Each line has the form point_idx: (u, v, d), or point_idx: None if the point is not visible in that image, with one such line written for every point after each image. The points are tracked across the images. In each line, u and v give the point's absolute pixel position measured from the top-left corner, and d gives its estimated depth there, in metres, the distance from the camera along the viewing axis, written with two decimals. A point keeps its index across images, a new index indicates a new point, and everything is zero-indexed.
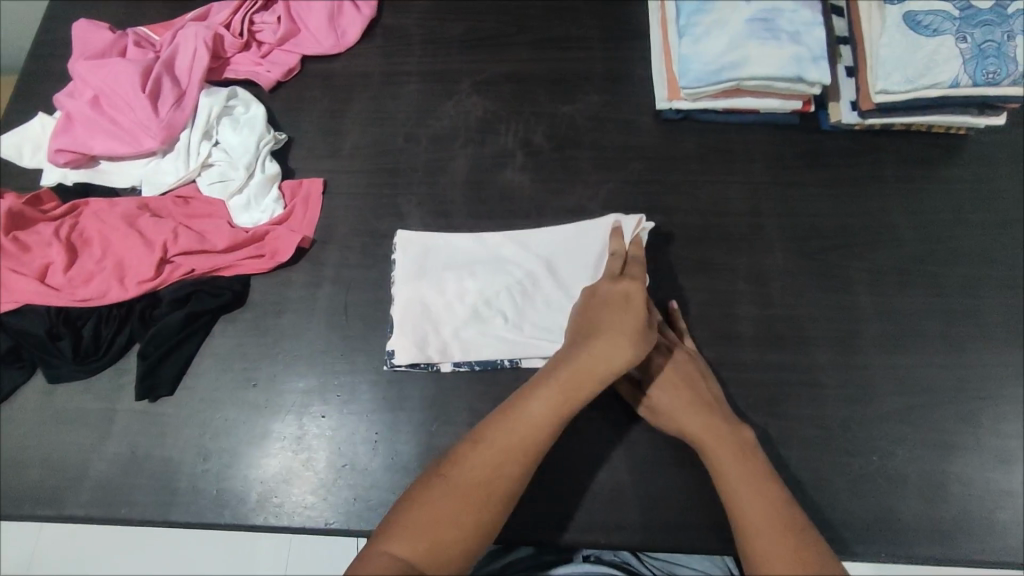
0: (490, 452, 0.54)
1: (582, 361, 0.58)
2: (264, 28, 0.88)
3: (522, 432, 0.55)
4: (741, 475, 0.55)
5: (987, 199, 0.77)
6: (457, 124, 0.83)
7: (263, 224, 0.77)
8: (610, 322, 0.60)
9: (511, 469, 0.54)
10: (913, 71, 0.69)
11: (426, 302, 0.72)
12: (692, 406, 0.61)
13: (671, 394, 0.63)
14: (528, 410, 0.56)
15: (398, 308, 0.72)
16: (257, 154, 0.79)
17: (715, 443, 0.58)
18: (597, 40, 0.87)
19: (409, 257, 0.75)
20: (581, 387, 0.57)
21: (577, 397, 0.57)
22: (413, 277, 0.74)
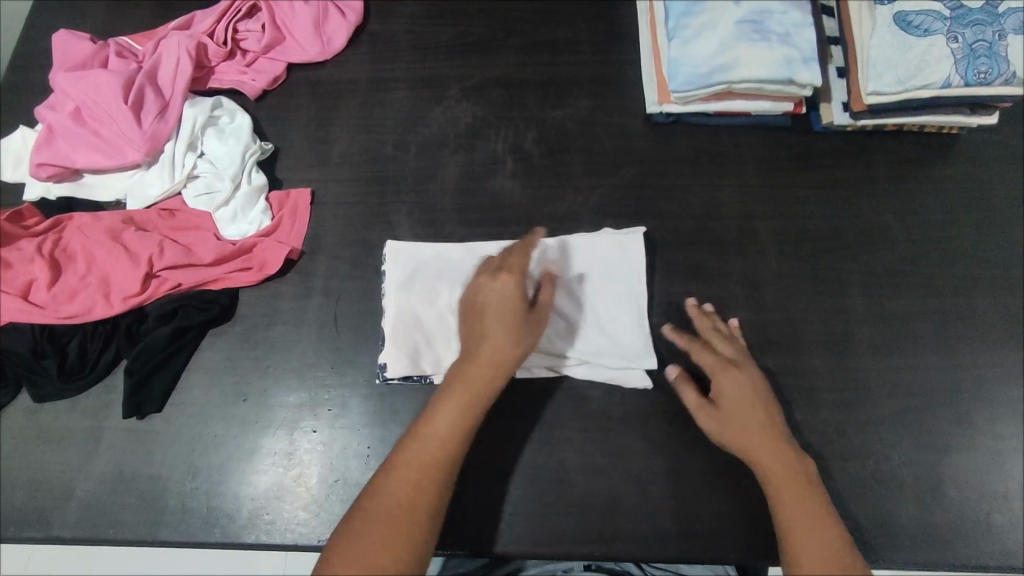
0: (405, 475, 0.56)
1: (477, 366, 0.60)
2: (248, 36, 0.86)
3: (430, 450, 0.57)
4: (800, 503, 0.57)
5: (979, 199, 0.76)
6: (446, 131, 0.82)
7: (250, 236, 0.76)
8: (495, 320, 0.61)
9: (429, 485, 0.56)
10: (905, 72, 0.69)
11: (419, 314, 0.71)
12: (763, 430, 0.61)
13: (742, 412, 0.62)
14: (434, 425, 0.58)
15: (391, 321, 0.71)
16: (243, 165, 0.78)
17: (781, 473, 0.59)
18: (586, 43, 0.86)
19: (402, 269, 0.74)
20: (482, 395, 0.60)
21: (477, 404, 0.60)
22: (405, 290, 0.73)
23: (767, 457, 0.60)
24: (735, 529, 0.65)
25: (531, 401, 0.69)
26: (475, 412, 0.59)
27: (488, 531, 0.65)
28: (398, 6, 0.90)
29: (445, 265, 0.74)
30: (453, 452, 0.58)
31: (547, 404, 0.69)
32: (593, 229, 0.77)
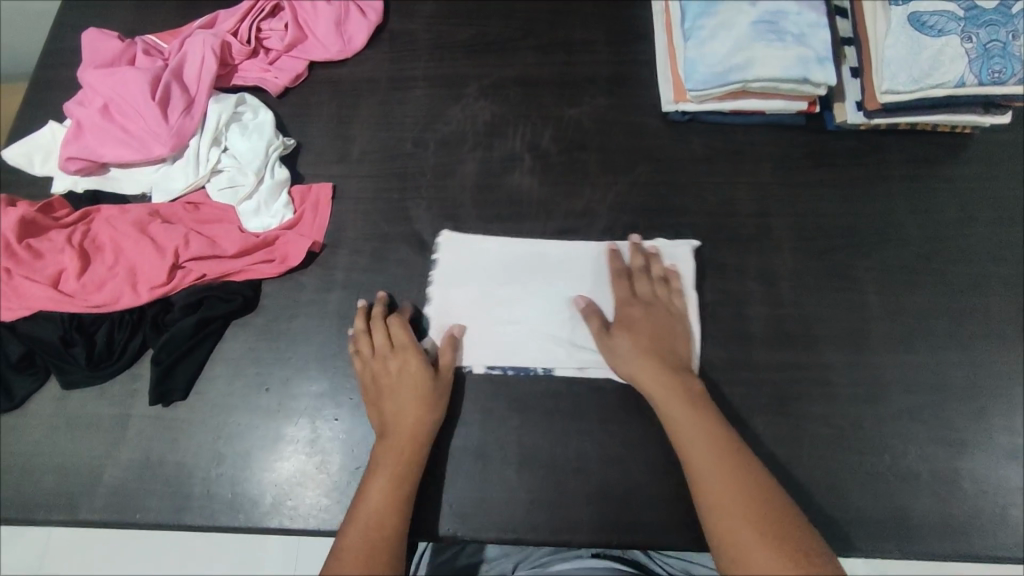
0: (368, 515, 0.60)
1: (393, 442, 0.65)
2: (271, 35, 0.88)
3: (381, 492, 0.62)
4: (686, 417, 0.62)
5: (993, 197, 0.77)
6: (464, 128, 0.84)
7: (273, 229, 0.78)
8: (404, 397, 0.66)
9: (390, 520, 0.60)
10: (919, 71, 0.70)
11: (474, 307, 0.73)
12: (661, 384, 0.65)
13: (637, 368, 0.66)
14: (374, 494, 0.61)
15: (448, 313, 0.73)
16: (267, 159, 0.80)
17: (662, 392, 0.64)
18: (602, 44, 0.88)
19: (458, 259, 0.76)
20: (406, 460, 0.64)
21: (405, 468, 0.63)
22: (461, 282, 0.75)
23: (673, 412, 0.63)
24: None
25: (549, 392, 0.70)
26: (404, 477, 0.63)
27: (507, 516, 0.66)
28: (418, 7, 0.92)
29: (503, 259, 0.76)
30: (402, 491, 0.62)
31: (564, 395, 0.70)
32: (609, 224, 0.78)
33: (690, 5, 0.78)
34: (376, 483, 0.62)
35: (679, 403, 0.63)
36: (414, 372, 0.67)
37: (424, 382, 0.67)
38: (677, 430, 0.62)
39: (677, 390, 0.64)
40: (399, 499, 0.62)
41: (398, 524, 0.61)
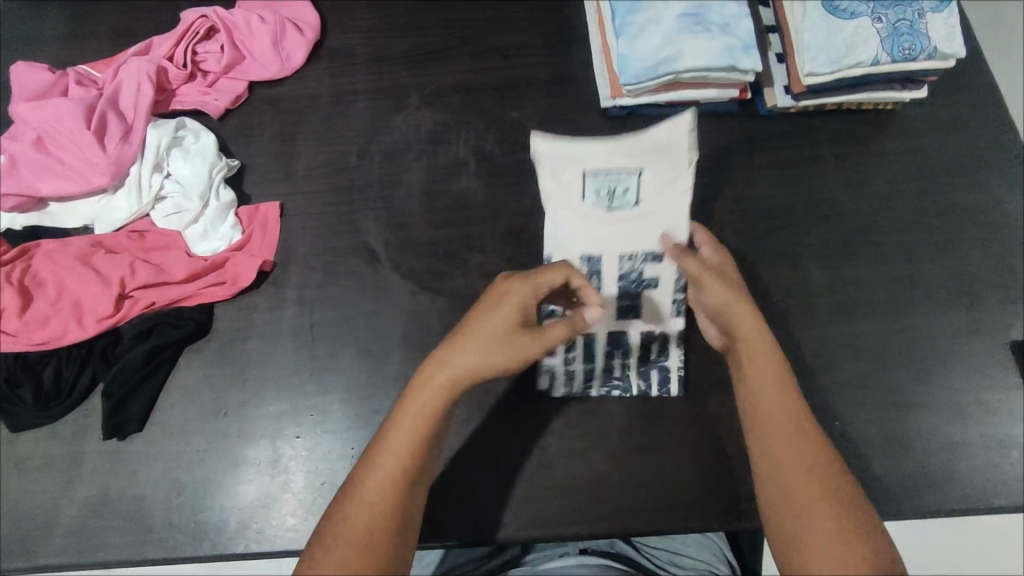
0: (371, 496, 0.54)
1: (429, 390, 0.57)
2: (208, 57, 0.87)
3: (384, 475, 0.55)
4: (796, 447, 0.56)
5: (917, 169, 0.81)
6: (409, 137, 0.85)
7: (221, 251, 0.78)
8: (496, 322, 0.58)
9: (389, 505, 0.54)
10: (837, 53, 0.73)
11: (604, 225, 0.74)
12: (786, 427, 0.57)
13: (760, 393, 0.59)
14: (373, 475, 0.55)
15: (611, 164, 0.74)
16: (210, 182, 0.79)
17: (774, 407, 0.58)
18: (539, 46, 0.90)
19: (661, 179, 0.73)
20: (421, 432, 0.56)
21: (415, 447, 0.56)
22: (638, 230, 0.74)
23: (785, 455, 0.56)
24: (708, 496, 0.69)
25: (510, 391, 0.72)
26: (411, 455, 0.56)
27: (475, 518, 0.67)
28: (355, 21, 0.92)
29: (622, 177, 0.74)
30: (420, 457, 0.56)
31: (522, 392, 0.72)
32: None
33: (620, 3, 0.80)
34: (392, 445, 0.56)
35: (800, 444, 0.57)
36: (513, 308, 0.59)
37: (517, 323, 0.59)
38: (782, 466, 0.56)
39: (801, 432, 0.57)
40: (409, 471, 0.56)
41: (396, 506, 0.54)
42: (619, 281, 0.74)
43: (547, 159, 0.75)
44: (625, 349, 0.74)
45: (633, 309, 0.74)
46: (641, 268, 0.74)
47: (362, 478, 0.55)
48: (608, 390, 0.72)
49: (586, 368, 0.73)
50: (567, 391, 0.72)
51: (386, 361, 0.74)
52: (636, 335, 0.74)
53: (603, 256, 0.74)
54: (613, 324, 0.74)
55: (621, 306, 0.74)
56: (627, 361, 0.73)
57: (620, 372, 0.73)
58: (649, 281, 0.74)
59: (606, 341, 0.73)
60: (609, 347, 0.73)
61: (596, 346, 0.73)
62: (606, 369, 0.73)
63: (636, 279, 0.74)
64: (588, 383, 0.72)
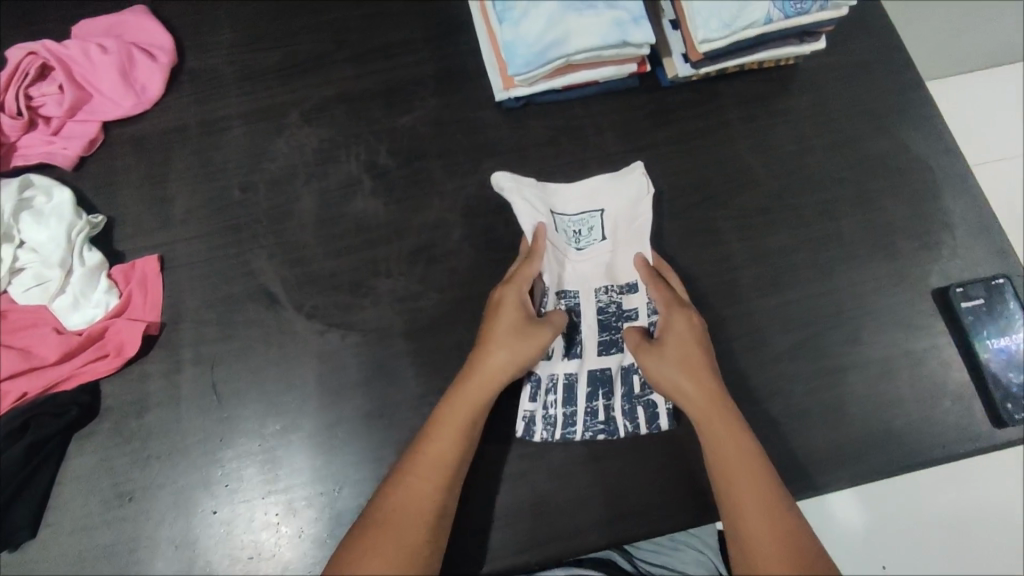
0: (415, 492, 0.60)
1: (461, 399, 0.64)
2: (45, 101, 0.77)
3: (424, 474, 0.60)
4: (742, 470, 0.60)
5: (826, 121, 0.79)
6: (293, 160, 0.77)
7: (99, 320, 0.69)
8: (500, 326, 0.66)
9: (435, 493, 0.60)
10: (728, 14, 0.68)
11: (577, 263, 0.72)
12: (752, 487, 0.60)
13: (724, 457, 0.61)
14: (407, 479, 0.60)
15: (577, 204, 0.73)
16: (71, 245, 0.70)
17: (720, 432, 0.62)
18: (422, 41, 0.83)
19: (626, 211, 0.72)
20: (456, 437, 0.62)
21: (449, 453, 0.61)
22: (608, 261, 0.72)
23: (749, 513, 0.59)
24: (657, 497, 0.66)
25: None
26: (447, 461, 0.61)
27: None
28: (216, 37, 0.84)
29: (590, 216, 0.72)
30: (465, 451, 0.62)
31: None
32: (468, 231, 0.74)
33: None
34: (428, 449, 0.62)
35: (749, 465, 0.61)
36: (513, 309, 0.66)
37: (520, 321, 0.66)
38: (747, 524, 0.59)
39: (764, 487, 0.59)
40: (457, 460, 0.62)
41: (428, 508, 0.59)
42: (597, 317, 0.71)
43: (523, 196, 0.71)
44: (608, 388, 0.69)
45: (616, 343, 0.70)
46: (619, 300, 0.72)
47: (398, 479, 0.61)
48: (592, 434, 0.67)
49: (567, 412, 0.68)
50: (547, 436, 0.67)
51: (302, 412, 0.68)
52: (619, 369, 0.70)
53: (579, 292, 0.72)
54: (593, 362, 0.70)
55: (602, 342, 0.70)
56: (612, 402, 0.69)
57: (604, 416, 0.68)
58: (629, 313, 0.71)
59: (588, 379, 0.69)
60: (591, 387, 0.69)
61: (577, 387, 0.69)
62: (588, 412, 0.68)
63: (616, 311, 0.71)
64: (570, 429, 0.67)
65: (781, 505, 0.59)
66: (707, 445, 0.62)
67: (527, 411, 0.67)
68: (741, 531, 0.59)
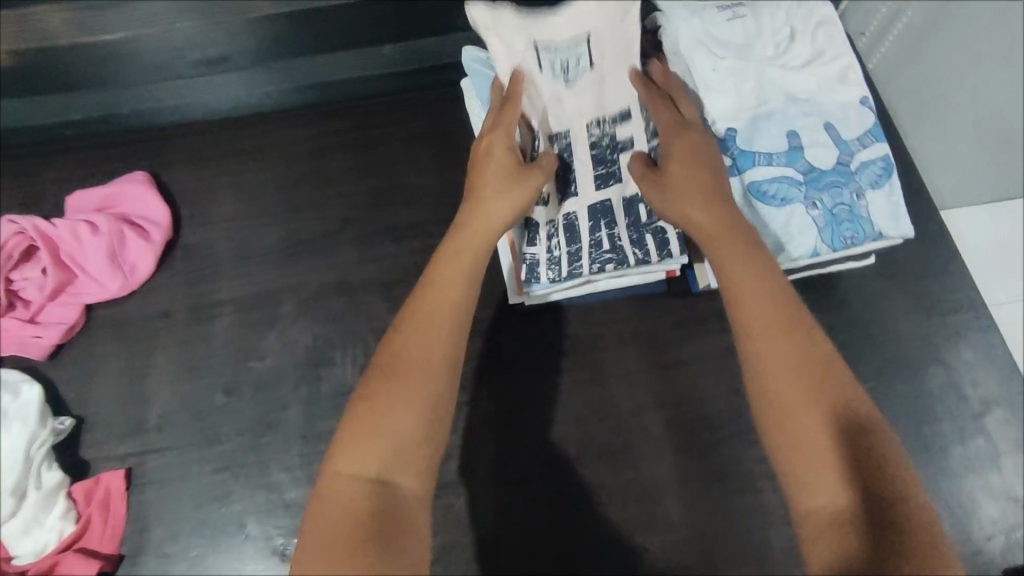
0: (426, 330, 0.51)
1: (455, 254, 0.56)
2: (29, 283, 0.73)
3: (424, 323, 0.52)
4: (770, 327, 0.50)
5: (877, 340, 0.70)
6: (284, 360, 0.71)
7: (49, 552, 0.62)
8: (493, 171, 0.60)
9: (444, 341, 0.51)
10: (769, 246, 0.61)
11: (560, 98, 0.66)
12: (772, 302, 0.51)
13: (753, 318, 0.50)
14: (406, 334, 0.51)
15: (554, 32, 0.62)
16: (30, 462, 0.63)
17: (738, 264, 0.53)
18: (434, 222, 0.77)
19: (618, 30, 0.62)
20: (457, 304, 0.53)
21: (454, 309, 0.53)
22: (598, 95, 0.66)
23: (770, 339, 0.49)
24: None
25: None
26: (455, 305, 0.53)
27: None
28: (217, 209, 0.79)
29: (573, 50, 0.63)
30: (471, 286, 0.55)
31: None
32: (469, 456, 0.67)
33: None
34: (421, 304, 0.53)
35: (774, 307, 0.50)
36: (502, 155, 0.60)
37: (511, 164, 0.60)
38: (761, 336, 0.50)
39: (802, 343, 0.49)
40: (460, 301, 0.54)
41: (446, 363, 0.51)
42: (592, 152, 0.67)
43: (498, 34, 0.61)
44: (611, 218, 0.66)
45: (614, 175, 0.66)
46: (614, 133, 0.66)
47: (399, 333, 0.52)
48: (602, 264, 0.65)
49: (569, 249, 0.66)
50: (554, 276, 0.65)
51: None
52: (620, 202, 0.66)
53: (570, 132, 0.67)
54: (592, 196, 0.66)
55: (599, 175, 0.67)
56: (615, 232, 0.65)
57: (610, 246, 0.65)
58: (624, 143, 0.66)
59: (587, 214, 0.66)
60: (592, 221, 0.66)
61: (578, 225, 0.66)
62: (593, 244, 0.66)
63: (611, 144, 0.66)
64: (576, 264, 0.65)
65: (833, 390, 0.47)
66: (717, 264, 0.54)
67: (528, 256, 0.66)
68: (779, 438, 0.47)
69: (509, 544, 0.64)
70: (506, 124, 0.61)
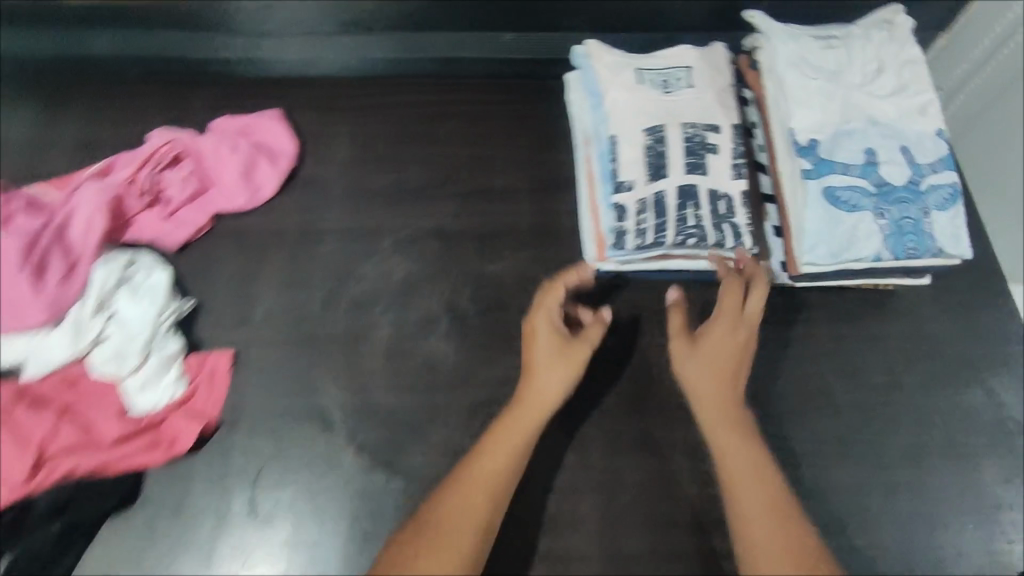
0: (472, 496, 0.60)
1: (506, 428, 0.64)
2: (172, 184, 0.82)
3: (467, 488, 0.61)
4: (760, 505, 0.59)
5: (919, 358, 0.76)
6: (378, 286, 0.79)
7: (161, 408, 0.71)
8: (540, 354, 0.67)
9: (484, 507, 0.60)
10: (838, 245, 0.68)
11: (663, 100, 0.78)
12: (767, 507, 0.59)
13: (746, 500, 0.60)
14: (449, 497, 0.60)
15: (660, 63, 0.80)
16: (156, 330, 0.73)
17: (738, 454, 0.62)
18: (524, 190, 0.86)
19: (710, 69, 0.80)
20: (497, 477, 0.62)
21: (496, 484, 0.61)
22: (695, 102, 0.78)
23: (762, 520, 0.58)
24: None
25: None
26: (498, 478, 0.62)
27: None
28: (334, 150, 0.88)
29: (674, 72, 0.80)
30: (515, 466, 0.63)
31: None
32: None
33: (605, 152, 0.78)
34: (468, 470, 0.62)
35: (763, 491, 0.60)
36: (550, 335, 0.68)
37: (560, 343, 0.68)
38: (758, 536, 0.58)
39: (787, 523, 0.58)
40: (507, 475, 0.62)
41: (483, 527, 0.59)
42: (684, 144, 0.75)
43: (613, 60, 0.80)
44: (697, 201, 0.72)
45: (701, 167, 0.74)
46: (703, 135, 0.76)
47: (445, 495, 0.60)
48: (684, 239, 0.71)
49: (657, 221, 0.72)
50: (639, 245, 0.72)
51: (332, 550, 0.67)
52: (705, 190, 0.73)
53: (666, 126, 0.76)
54: (682, 179, 0.73)
55: (688, 164, 0.74)
56: (700, 213, 0.72)
57: (694, 223, 0.71)
58: (711, 147, 0.75)
59: (675, 194, 0.73)
60: (680, 200, 0.72)
61: (667, 202, 0.72)
62: (679, 219, 0.72)
63: (700, 142, 0.75)
64: (661, 235, 0.71)
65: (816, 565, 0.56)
66: (723, 470, 0.62)
67: (616, 225, 0.73)
68: None
69: (557, 476, 0.71)
70: (553, 310, 0.69)
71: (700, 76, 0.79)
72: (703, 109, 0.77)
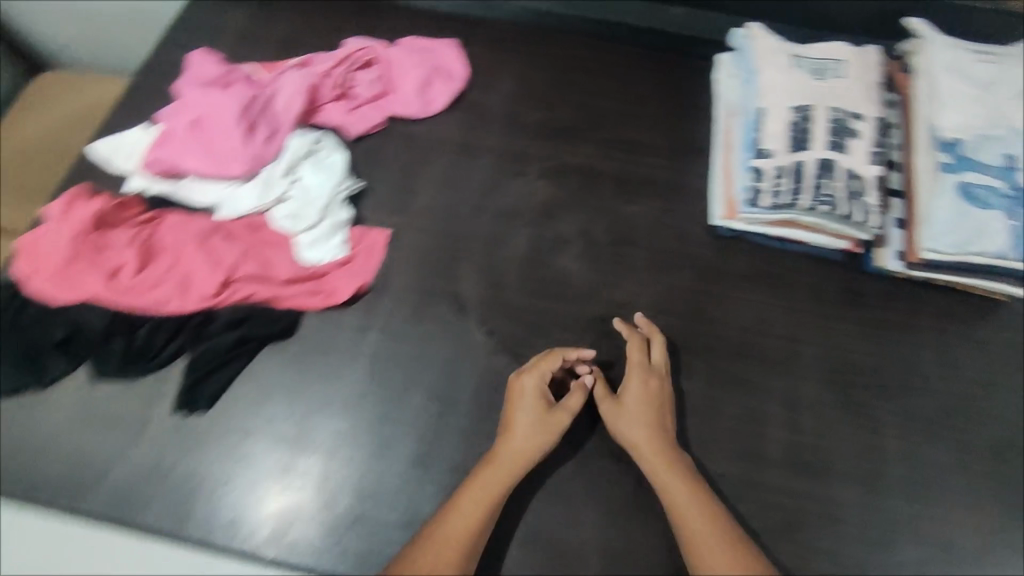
0: (447, 542, 0.62)
1: (477, 483, 0.67)
2: (360, 83, 0.94)
3: (444, 541, 0.62)
4: (714, 540, 0.62)
5: (1017, 367, 0.79)
6: (523, 204, 0.88)
7: (325, 263, 0.81)
8: (522, 419, 0.70)
9: (462, 549, 0.62)
10: (964, 236, 0.74)
11: (814, 85, 0.83)
12: (717, 540, 0.62)
13: (698, 539, 0.63)
14: (425, 550, 0.62)
15: (815, 52, 0.85)
16: (332, 198, 0.84)
17: (683, 495, 0.66)
18: (663, 148, 0.94)
19: (863, 64, 0.84)
20: (473, 529, 0.64)
21: (472, 528, 0.64)
22: (844, 90, 0.83)
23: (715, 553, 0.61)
24: None
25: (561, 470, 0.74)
26: (473, 527, 0.64)
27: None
28: (499, 82, 0.98)
29: (828, 62, 0.85)
30: (488, 520, 0.65)
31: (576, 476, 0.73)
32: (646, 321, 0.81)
33: (749, 122, 0.85)
34: (444, 523, 0.64)
35: (710, 523, 0.64)
36: (533, 398, 0.71)
37: (544, 410, 0.70)
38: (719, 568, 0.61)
39: (740, 552, 0.62)
40: (480, 524, 0.64)
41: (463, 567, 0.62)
42: (828, 125, 0.81)
43: (768, 45, 0.87)
44: (833, 174, 0.78)
45: (842, 146, 0.80)
46: (848, 120, 0.81)
47: (418, 549, 0.62)
48: (816, 205, 0.77)
49: (792, 185, 0.79)
50: (772, 205, 0.80)
51: (451, 411, 0.76)
52: (843, 167, 0.79)
53: (814, 107, 0.81)
54: (823, 153, 0.79)
55: (830, 142, 0.80)
56: (835, 185, 0.78)
57: (827, 194, 0.78)
58: (853, 131, 0.81)
59: (814, 165, 0.79)
60: (818, 171, 0.78)
61: (805, 171, 0.79)
62: (814, 188, 0.78)
63: (844, 126, 0.81)
64: (795, 198, 0.78)
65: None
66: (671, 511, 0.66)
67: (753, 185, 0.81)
68: None
69: None
70: (539, 378, 0.72)
71: (853, 69, 0.84)
72: (851, 98, 0.82)
